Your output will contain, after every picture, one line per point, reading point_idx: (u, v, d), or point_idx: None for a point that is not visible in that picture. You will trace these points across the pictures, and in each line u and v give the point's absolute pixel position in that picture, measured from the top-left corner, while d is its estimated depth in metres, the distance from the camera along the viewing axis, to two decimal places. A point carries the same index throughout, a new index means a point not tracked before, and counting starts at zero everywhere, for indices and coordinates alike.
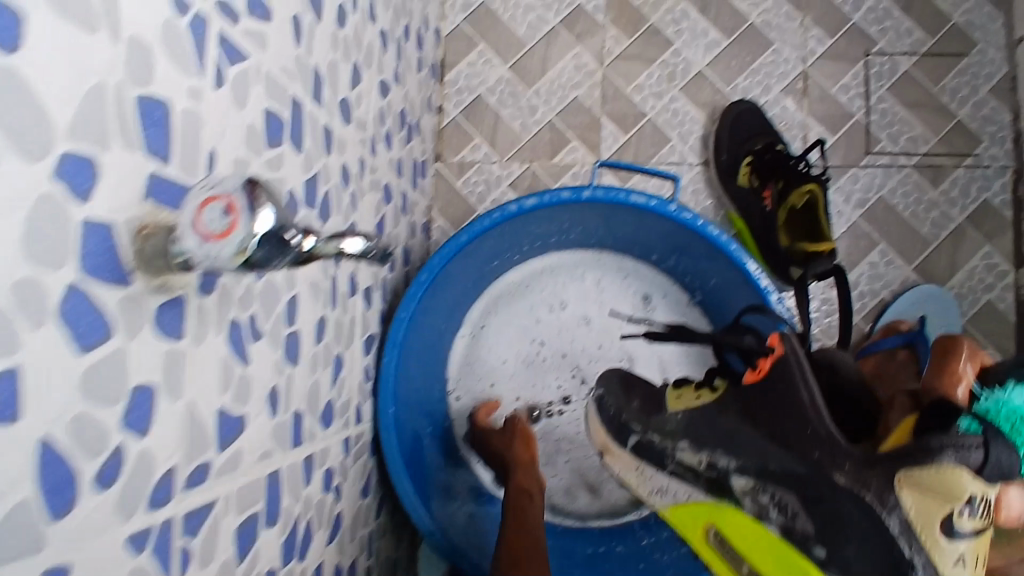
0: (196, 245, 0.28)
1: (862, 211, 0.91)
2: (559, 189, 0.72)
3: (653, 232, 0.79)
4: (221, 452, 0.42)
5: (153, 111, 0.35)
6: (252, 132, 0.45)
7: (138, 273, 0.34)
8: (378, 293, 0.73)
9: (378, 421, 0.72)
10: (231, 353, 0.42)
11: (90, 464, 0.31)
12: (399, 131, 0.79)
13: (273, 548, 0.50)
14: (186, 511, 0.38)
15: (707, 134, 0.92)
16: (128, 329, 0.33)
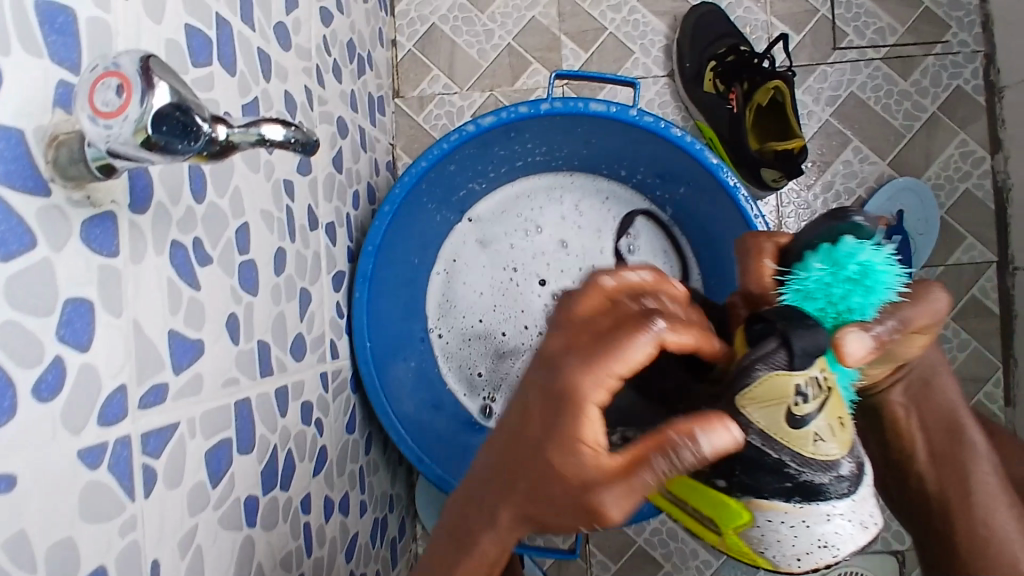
0: (94, 127, 0.27)
1: (832, 109, 0.89)
2: (516, 105, 0.70)
3: (620, 143, 0.77)
4: (178, 374, 0.41)
5: (57, 15, 0.33)
6: (173, 50, 0.43)
7: (56, 184, 0.32)
8: (343, 229, 0.72)
9: (356, 356, 0.72)
10: (177, 276, 0.42)
11: (27, 375, 0.30)
12: (349, 63, 0.76)
13: (251, 475, 0.50)
14: (144, 430, 0.38)
15: (670, 44, 0.89)
16: (53, 240, 0.32)
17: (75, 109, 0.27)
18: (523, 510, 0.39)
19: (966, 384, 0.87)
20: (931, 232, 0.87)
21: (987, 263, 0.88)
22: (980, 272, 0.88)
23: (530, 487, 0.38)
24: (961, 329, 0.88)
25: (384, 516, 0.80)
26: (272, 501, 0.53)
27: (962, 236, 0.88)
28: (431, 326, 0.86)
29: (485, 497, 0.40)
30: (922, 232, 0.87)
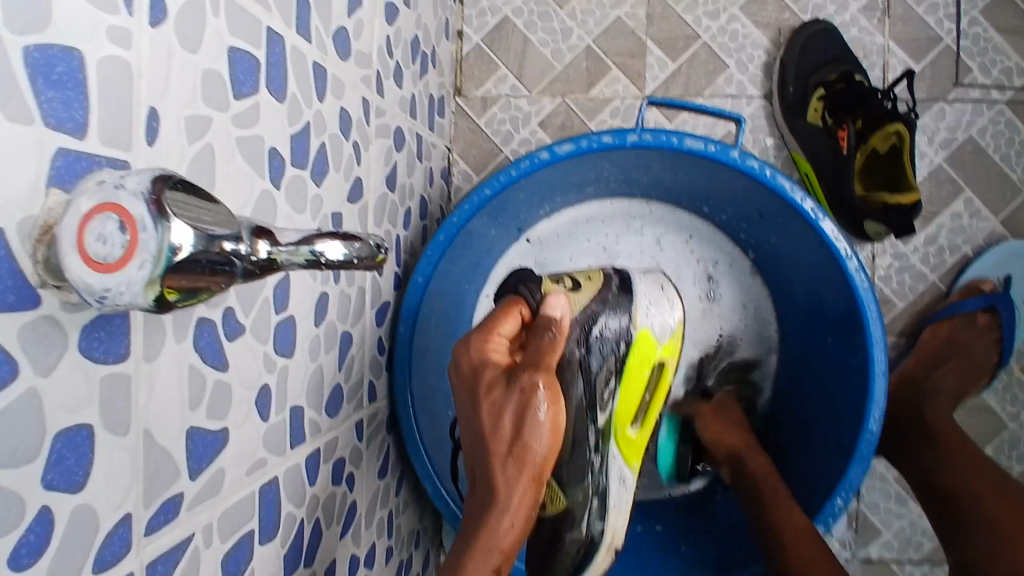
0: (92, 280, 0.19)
1: (949, 152, 0.78)
2: (600, 133, 0.61)
3: (710, 181, 0.68)
4: (196, 478, 0.35)
5: (54, 62, 0.25)
6: (212, 83, 0.35)
7: (47, 289, 0.25)
8: (391, 255, 0.65)
9: (395, 396, 0.66)
10: (201, 361, 0.35)
11: (0, 543, 0.24)
12: (411, 64, 0.68)
13: (273, 563, 0.44)
14: (150, 559, 0.32)
15: (771, 61, 0.78)
16: (41, 362, 0.25)
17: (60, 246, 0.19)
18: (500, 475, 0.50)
19: None
20: None
21: None
22: None
23: (504, 456, 0.49)
24: None
25: (410, 555, 0.75)
26: None
27: None
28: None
29: (485, 482, 0.50)
30: None
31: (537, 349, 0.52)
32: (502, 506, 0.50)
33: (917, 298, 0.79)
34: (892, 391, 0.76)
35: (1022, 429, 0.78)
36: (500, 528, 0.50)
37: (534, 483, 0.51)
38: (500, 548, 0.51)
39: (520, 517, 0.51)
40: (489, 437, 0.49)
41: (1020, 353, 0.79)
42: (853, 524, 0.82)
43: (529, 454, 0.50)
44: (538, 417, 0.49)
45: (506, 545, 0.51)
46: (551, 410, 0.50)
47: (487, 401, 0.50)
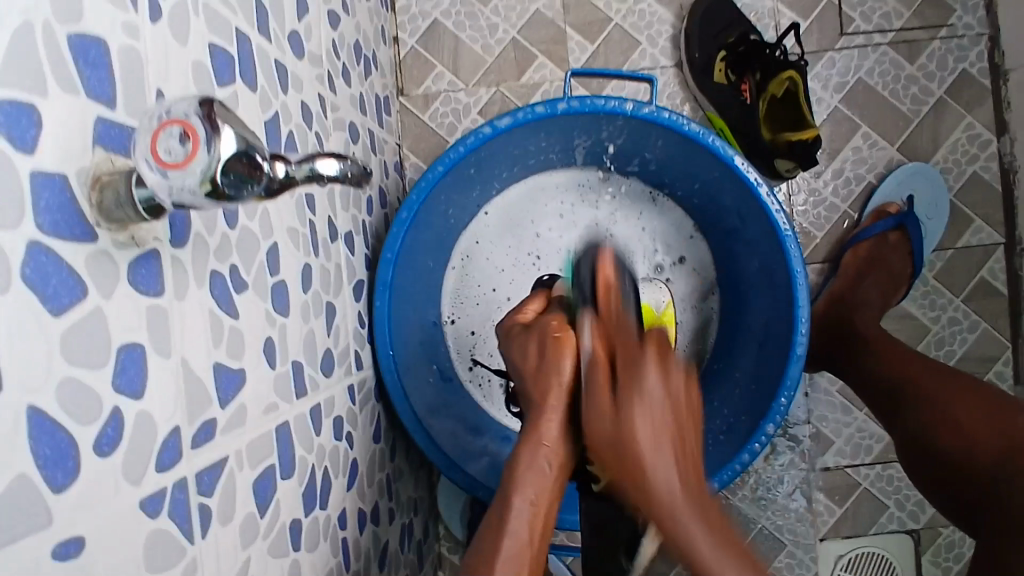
0: (155, 177, 0.26)
1: (841, 96, 0.89)
2: (532, 105, 0.69)
3: (635, 141, 0.76)
4: (224, 407, 0.40)
5: (90, 48, 0.31)
6: (200, 72, 0.41)
7: (102, 229, 0.31)
8: (360, 237, 0.71)
9: (378, 365, 0.71)
10: (217, 306, 0.40)
11: (86, 431, 0.29)
12: (356, 66, 0.75)
13: (294, 499, 0.49)
14: (198, 469, 0.37)
15: (677, 33, 0.88)
16: (103, 287, 0.31)
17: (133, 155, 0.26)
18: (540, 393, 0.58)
19: (977, 364, 0.88)
20: (941, 215, 0.87)
21: (995, 245, 0.88)
22: (989, 254, 0.88)
23: (537, 375, 0.59)
24: (972, 311, 0.88)
25: (411, 521, 0.80)
26: (313, 523, 0.53)
27: (970, 218, 0.89)
28: (444, 319, 0.84)
29: (533, 401, 0.59)
30: (932, 217, 0.87)
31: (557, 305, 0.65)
32: (542, 408, 0.57)
33: (832, 228, 0.90)
34: (826, 310, 0.85)
35: (940, 329, 0.88)
36: (544, 429, 0.57)
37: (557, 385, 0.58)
38: (552, 457, 0.57)
39: (559, 420, 0.57)
40: (529, 364, 0.60)
41: (928, 263, 0.89)
42: (807, 438, 0.91)
43: (555, 368, 0.58)
44: (557, 336, 0.59)
45: (554, 445, 0.57)
46: (566, 330, 0.59)
47: (517, 340, 0.63)
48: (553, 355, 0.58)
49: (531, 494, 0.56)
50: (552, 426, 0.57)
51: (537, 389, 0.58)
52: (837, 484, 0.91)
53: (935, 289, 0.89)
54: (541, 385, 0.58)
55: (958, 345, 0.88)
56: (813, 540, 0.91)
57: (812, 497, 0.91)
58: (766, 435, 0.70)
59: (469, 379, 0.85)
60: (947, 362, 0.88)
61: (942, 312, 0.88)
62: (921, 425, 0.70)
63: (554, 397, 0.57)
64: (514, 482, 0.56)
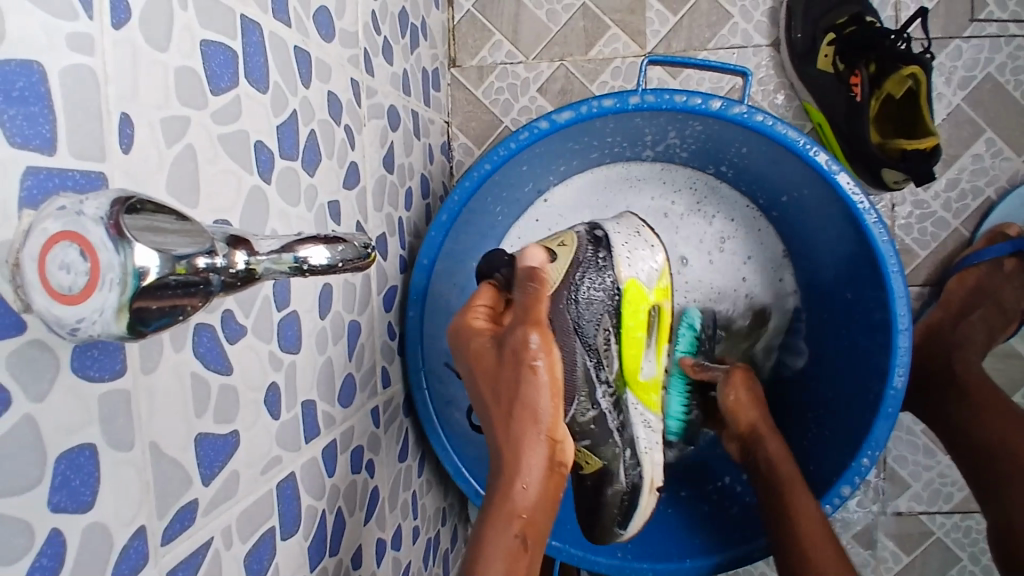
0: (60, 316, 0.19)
1: (965, 93, 0.74)
2: (600, 98, 0.59)
3: (717, 140, 0.65)
4: (208, 484, 0.35)
5: (13, 78, 0.24)
6: (186, 79, 0.34)
7: (32, 313, 0.24)
8: (394, 238, 0.63)
9: (409, 379, 0.65)
10: (203, 367, 0.34)
11: (9, 572, 0.24)
12: (400, 39, 0.66)
13: (297, 556, 0.44)
14: (169, 568, 0.32)
15: (776, 6, 0.75)
16: (32, 389, 0.25)
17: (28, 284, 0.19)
18: (507, 432, 0.50)
19: None
20: None
21: None
22: None
23: (505, 414, 0.50)
24: None
25: (437, 533, 0.76)
26: (321, 574, 0.48)
27: None
28: None
29: (498, 451, 0.50)
30: None
31: (523, 308, 0.53)
32: (512, 473, 0.49)
33: (939, 246, 0.77)
34: (919, 344, 0.74)
35: None
36: (516, 492, 0.49)
37: (519, 426, 0.49)
38: (511, 520, 0.49)
39: (537, 475, 0.49)
40: (502, 404, 0.50)
41: None
42: (880, 478, 0.81)
43: (529, 409, 0.49)
44: (533, 369, 0.49)
45: (530, 512, 0.49)
46: (546, 362, 0.49)
47: (476, 356, 0.52)
48: (528, 388, 0.49)
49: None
50: (523, 486, 0.49)
51: (509, 440, 0.49)
52: (909, 531, 0.81)
53: None
54: (518, 431, 0.49)
55: None
56: None
57: (878, 542, 0.82)
58: (839, 497, 0.61)
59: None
60: None
61: None
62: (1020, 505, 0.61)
63: (529, 450, 0.49)
64: (482, 554, 0.48)
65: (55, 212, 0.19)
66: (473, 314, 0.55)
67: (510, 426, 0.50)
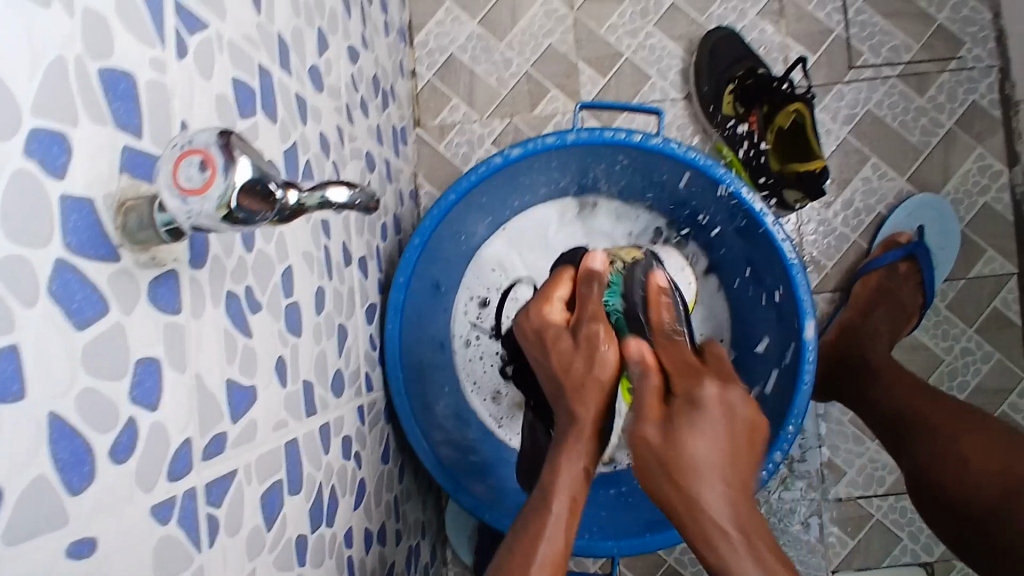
0: (178, 205, 0.28)
1: (850, 127, 0.90)
2: (543, 136, 0.71)
3: (644, 169, 0.77)
4: (235, 422, 0.43)
5: (117, 82, 0.34)
6: (222, 103, 0.44)
7: (124, 248, 0.33)
8: (373, 261, 0.73)
9: (390, 387, 0.73)
10: (232, 325, 0.43)
11: (103, 439, 0.31)
12: (374, 98, 0.78)
13: (301, 514, 0.51)
14: (207, 481, 0.39)
15: (687, 67, 0.90)
16: (124, 304, 0.33)
17: (158, 183, 0.28)
18: (580, 399, 0.60)
19: (992, 396, 0.87)
20: (952, 246, 0.87)
21: (1008, 275, 0.88)
22: (1002, 285, 0.88)
23: (577, 387, 0.61)
24: (985, 342, 0.88)
25: (418, 543, 0.81)
26: (319, 539, 0.54)
27: (983, 249, 0.88)
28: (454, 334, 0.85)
29: (568, 413, 0.61)
30: (942, 247, 0.87)
31: (589, 305, 0.66)
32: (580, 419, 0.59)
33: (843, 257, 0.90)
34: (836, 340, 0.85)
35: (954, 360, 0.88)
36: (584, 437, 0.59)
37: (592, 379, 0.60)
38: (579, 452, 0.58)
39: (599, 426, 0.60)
40: (573, 368, 0.62)
41: (940, 293, 0.89)
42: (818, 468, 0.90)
43: (597, 380, 0.60)
44: (604, 353, 0.61)
45: (590, 452, 0.59)
46: (610, 348, 0.61)
47: (551, 341, 0.65)
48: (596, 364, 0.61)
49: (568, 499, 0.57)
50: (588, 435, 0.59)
51: (575, 400, 0.60)
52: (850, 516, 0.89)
53: (947, 320, 0.88)
54: (585, 396, 0.60)
55: (971, 376, 0.87)
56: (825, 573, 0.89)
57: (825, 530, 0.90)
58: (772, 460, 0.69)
59: (469, 386, 0.86)
60: (961, 393, 0.87)
61: (955, 342, 0.88)
62: (931, 460, 0.70)
63: (591, 405, 0.60)
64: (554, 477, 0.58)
65: (176, 141, 0.29)
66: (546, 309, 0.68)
67: (583, 393, 0.60)
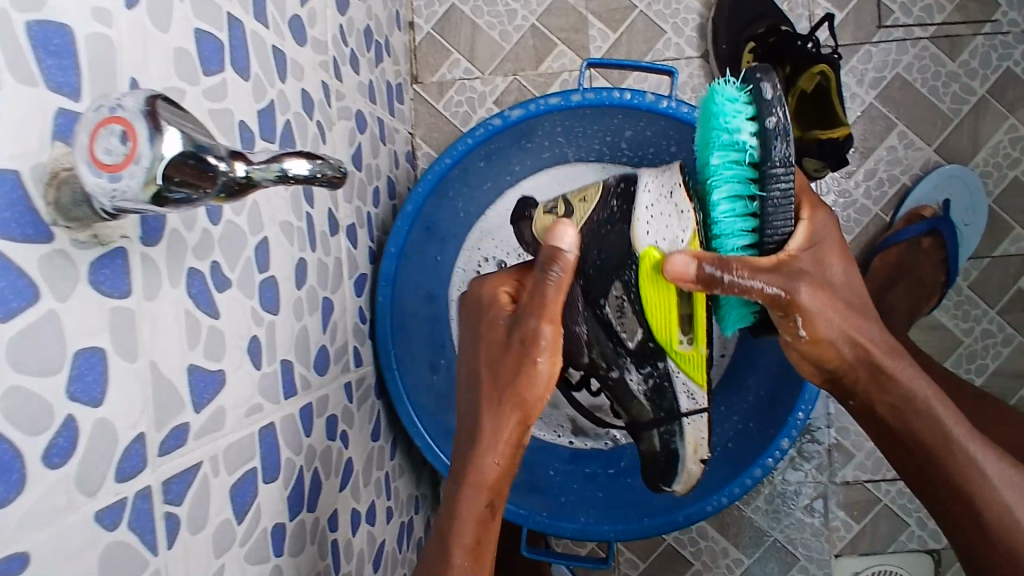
0: (98, 182, 0.25)
1: (877, 92, 0.84)
2: (546, 97, 0.65)
3: (654, 136, 0.72)
4: (199, 412, 0.39)
5: (52, 37, 0.29)
6: (182, 59, 0.40)
7: (59, 228, 0.29)
8: (363, 230, 0.69)
9: (380, 362, 0.69)
10: (195, 306, 0.39)
11: (34, 442, 0.28)
12: (366, 52, 0.72)
13: (277, 502, 0.48)
14: (164, 478, 0.36)
15: (704, 23, 0.84)
16: (59, 291, 0.29)
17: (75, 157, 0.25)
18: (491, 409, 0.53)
19: (1010, 381, 0.83)
20: (978, 222, 0.82)
21: None
22: None
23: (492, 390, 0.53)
24: (1007, 323, 0.83)
25: (411, 518, 0.79)
26: (300, 526, 0.51)
27: (1011, 226, 0.83)
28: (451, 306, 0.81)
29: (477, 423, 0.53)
30: (968, 223, 0.82)
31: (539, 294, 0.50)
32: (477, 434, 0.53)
33: (864, 231, 0.85)
34: None
35: (973, 342, 0.83)
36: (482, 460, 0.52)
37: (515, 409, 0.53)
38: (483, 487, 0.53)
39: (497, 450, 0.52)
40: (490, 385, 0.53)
41: (962, 272, 0.84)
42: (825, 449, 0.87)
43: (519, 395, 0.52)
44: (535, 363, 0.51)
45: (492, 482, 0.52)
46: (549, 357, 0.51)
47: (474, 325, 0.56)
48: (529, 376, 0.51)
49: (470, 539, 0.51)
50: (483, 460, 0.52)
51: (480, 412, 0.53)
52: (856, 499, 0.87)
53: (968, 300, 0.84)
54: (491, 407, 0.53)
55: (991, 359, 0.83)
56: (827, 556, 0.87)
57: (830, 513, 0.87)
58: (780, 447, 0.65)
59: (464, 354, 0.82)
60: (978, 376, 0.83)
61: (975, 323, 0.84)
62: None
63: (494, 425, 0.52)
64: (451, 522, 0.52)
65: (98, 104, 0.26)
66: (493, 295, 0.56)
67: (494, 405, 0.53)
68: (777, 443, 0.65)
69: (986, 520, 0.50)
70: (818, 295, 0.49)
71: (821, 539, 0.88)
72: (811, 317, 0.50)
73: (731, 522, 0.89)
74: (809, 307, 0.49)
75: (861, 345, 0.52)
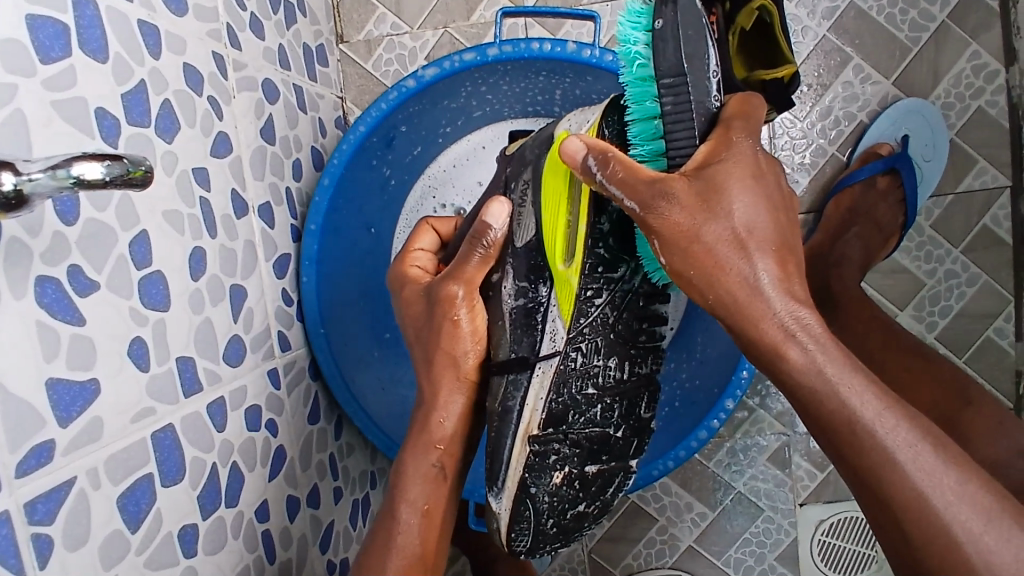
0: None
1: (830, 24, 0.78)
2: (460, 53, 0.61)
3: (585, 89, 0.67)
4: (66, 426, 0.37)
5: None
6: (10, 48, 0.36)
7: None
8: (283, 207, 0.65)
9: (312, 343, 0.67)
10: (49, 315, 0.37)
11: None
12: (274, 15, 0.67)
13: (185, 504, 0.46)
14: (24, 499, 0.34)
15: None
16: None
17: None
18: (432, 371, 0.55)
19: (974, 322, 0.80)
20: (938, 158, 0.80)
21: (1001, 188, 0.79)
22: (993, 199, 0.79)
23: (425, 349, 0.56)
24: (972, 263, 0.80)
25: (366, 494, 0.79)
26: (218, 523, 0.50)
27: (974, 161, 0.79)
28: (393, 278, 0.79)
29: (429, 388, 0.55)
30: (928, 159, 0.79)
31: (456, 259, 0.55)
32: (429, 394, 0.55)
33: (821, 172, 0.82)
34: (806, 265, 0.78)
35: (936, 284, 0.81)
36: (433, 425, 0.54)
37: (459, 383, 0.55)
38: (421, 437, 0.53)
39: (452, 416, 0.54)
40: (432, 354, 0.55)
41: (924, 211, 0.81)
42: (786, 401, 0.86)
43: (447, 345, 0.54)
44: (455, 321, 0.53)
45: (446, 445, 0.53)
46: (469, 314, 0.53)
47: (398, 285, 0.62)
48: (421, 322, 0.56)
49: (421, 502, 0.52)
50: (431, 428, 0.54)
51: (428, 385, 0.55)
52: (819, 448, 0.86)
53: (931, 241, 0.81)
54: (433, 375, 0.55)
55: (955, 301, 0.80)
56: (792, 506, 0.88)
57: (794, 463, 0.87)
58: (724, 409, 0.63)
59: None
60: (942, 320, 0.81)
61: (938, 265, 0.81)
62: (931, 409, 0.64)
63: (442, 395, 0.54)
64: (403, 482, 0.53)
65: None
66: (410, 262, 0.62)
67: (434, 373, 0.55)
68: (721, 404, 0.63)
69: (901, 520, 0.39)
70: (697, 214, 0.40)
71: (785, 490, 0.87)
72: (667, 242, 0.42)
73: (694, 477, 0.89)
74: (668, 231, 0.41)
75: (749, 292, 0.40)
